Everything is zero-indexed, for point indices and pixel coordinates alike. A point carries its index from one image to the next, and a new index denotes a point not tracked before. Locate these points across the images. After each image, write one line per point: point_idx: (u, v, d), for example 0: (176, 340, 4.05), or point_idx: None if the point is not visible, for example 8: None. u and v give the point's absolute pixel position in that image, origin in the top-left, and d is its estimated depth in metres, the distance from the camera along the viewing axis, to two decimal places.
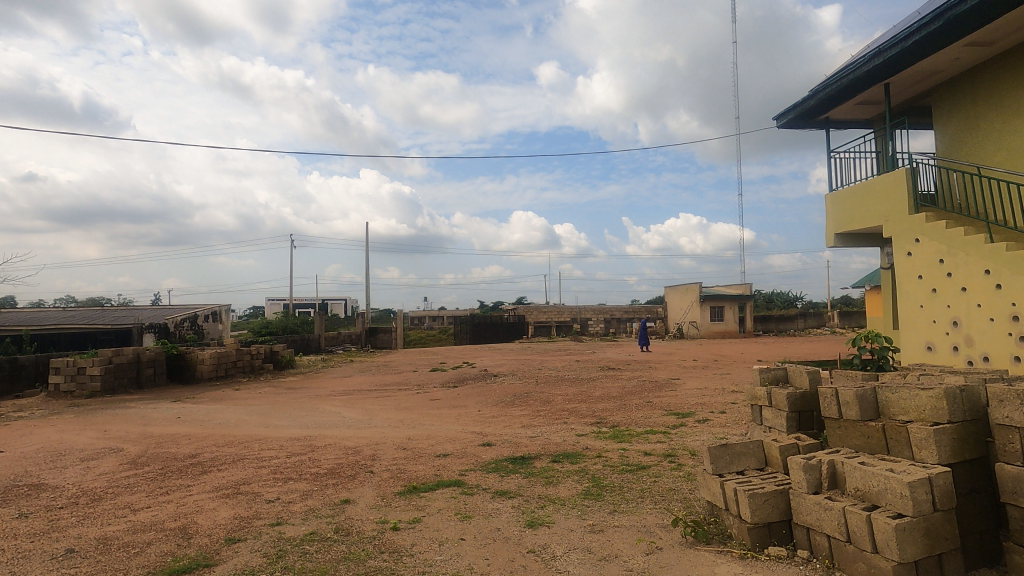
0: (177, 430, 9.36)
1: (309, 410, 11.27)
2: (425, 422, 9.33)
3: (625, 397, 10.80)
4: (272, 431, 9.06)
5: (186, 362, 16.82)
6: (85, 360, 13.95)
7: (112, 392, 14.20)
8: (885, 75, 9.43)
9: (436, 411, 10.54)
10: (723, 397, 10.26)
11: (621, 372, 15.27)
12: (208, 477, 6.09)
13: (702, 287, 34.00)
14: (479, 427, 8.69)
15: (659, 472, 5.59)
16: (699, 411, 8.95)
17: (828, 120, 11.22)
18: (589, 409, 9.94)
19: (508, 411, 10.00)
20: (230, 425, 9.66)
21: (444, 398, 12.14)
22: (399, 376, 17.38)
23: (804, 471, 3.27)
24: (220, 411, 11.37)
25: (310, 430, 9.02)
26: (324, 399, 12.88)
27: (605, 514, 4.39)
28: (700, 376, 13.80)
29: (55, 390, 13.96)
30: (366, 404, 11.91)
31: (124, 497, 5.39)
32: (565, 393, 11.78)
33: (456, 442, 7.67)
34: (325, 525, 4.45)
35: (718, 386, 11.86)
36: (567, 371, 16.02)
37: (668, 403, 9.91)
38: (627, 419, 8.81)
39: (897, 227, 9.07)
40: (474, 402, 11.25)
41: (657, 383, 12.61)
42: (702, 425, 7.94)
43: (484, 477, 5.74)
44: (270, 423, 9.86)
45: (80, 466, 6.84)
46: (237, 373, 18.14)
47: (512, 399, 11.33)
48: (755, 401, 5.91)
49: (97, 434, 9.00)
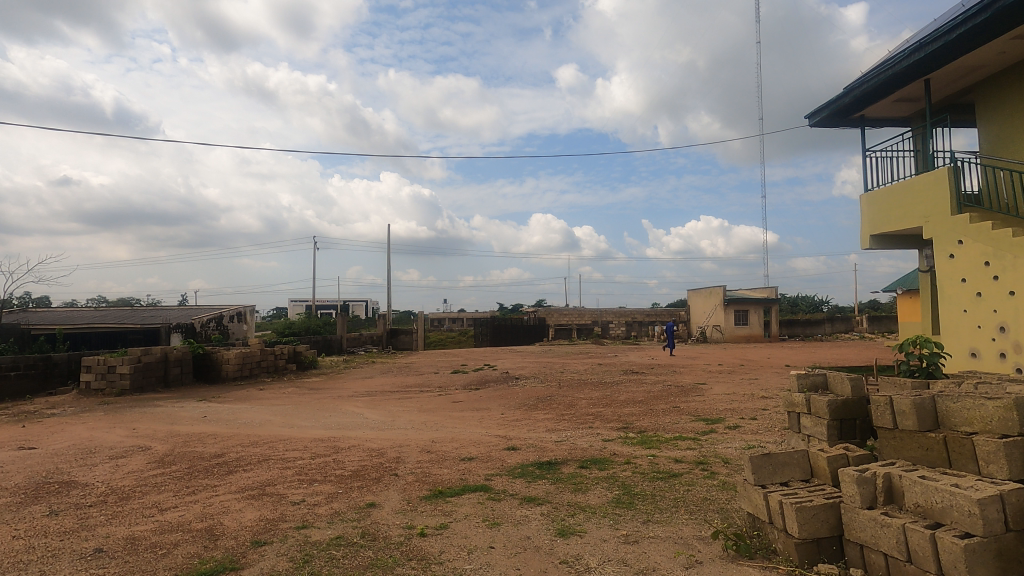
0: (204, 429, 9.43)
1: (332, 411, 11.29)
2: (448, 425, 9.26)
3: (651, 402, 10.57)
4: (297, 432, 9.05)
5: (211, 361, 17.06)
6: (115, 359, 14.23)
7: (140, 390, 14.44)
8: (925, 71, 9.09)
9: (459, 414, 10.46)
10: (753, 402, 9.97)
11: (645, 376, 15.02)
12: (234, 477, 6.08)
13: (726, 290, 33.48)
14: (504, 431, 8.56)
15: (692, 480, 5.40)
16: (729, 417, 8.71)
17: (863, 118, 10.88)
18: (614, 413, 9.76)
19: (532, 415, 9.88)
20: (255, 425, 9.70)
21: (466, 400, 12.07)
22: (420, 377, 17.36)
23: (857, 484, 3.07)
24: (245, 411, 11.46)
25: (333, 431, 9.01)
26: (347, 400, 12.91)
27: (639, 523, 4.23)
28: (727, 381, 13.49)
29: (86, 387, 14.25)
30: (389, 405, 11.91)
31: (151, 496, 5.40)
32: (589, 396, 11.61)
33: (480, 445, 7.58)
34: (351, 529, 4.38)
35: (747, 391, 11.56)
36: (589, 375, 15.81)
37: (696, 408, 9.67)
38: (654, 424, 8.61)
39: (938, 228, 8.71)
40: (497, 404, 11.14)
41: (683, 388, 12.33)
42: (732, 432, 7.70)
43: (510, 482, 5.61)
44: (293, 423, 9.90)
45: (109, 464, 6.90)
46: (261, 373, 18.33)
47: (536, 402, 11.20)
48: (792, 408, 5.70)
49: (125, 433, 9.12)
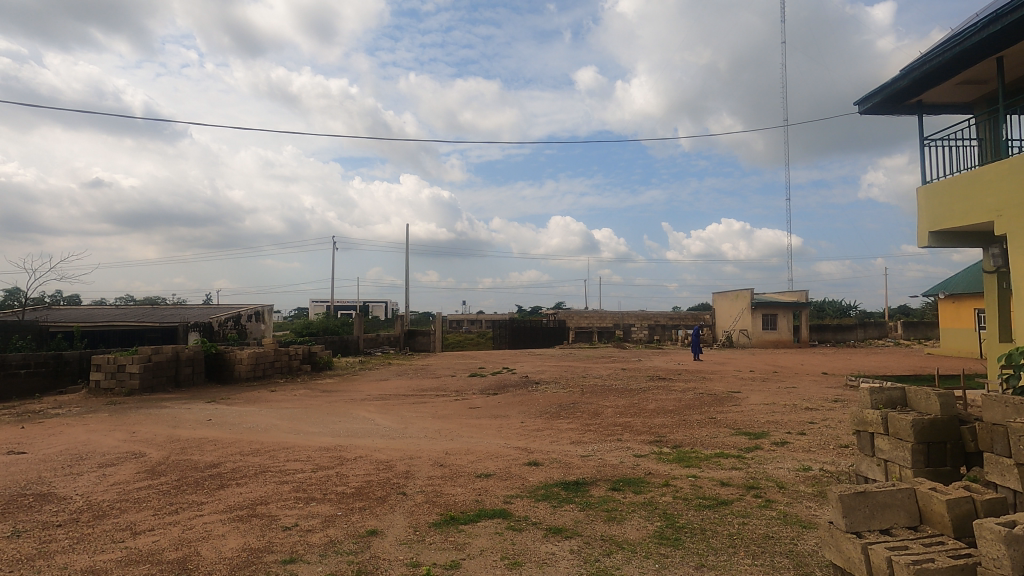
0: (206, 434, 8.88)
1: (342, 415, 10.69)
2: (464, 434, 8.57)
3: (684, 412, 9.74)
4: (303, 439, 8.44)
5: (224, 361, 16.68)
6: (125, 358, 13.88)
7: (150, 390, 14.07)
8: (997, 48, 8.12)
9: (476, 421, 9.77)
10: (798, 415, 9.09)
11: (673, 383, 14.14)
12: (225, 493, 5.47)
13: (754, 294, 32.32)
14: (524, 443, 7.83)
15: (746, 511, 4.62)
16: (774, 432, 7.86)
17: (921, 104, 9.91)
18: (644, 424, 8.97)
19: (554, 424, 9.14)
20: (260, 430, 9.14)
21: (483, 406, 11.40)
22: (437, 380, 16.76)
23: (1005, 544, 2.29)
24: (252, 415, 10.93)
25: (341, 439, 8.40)
26: (359, 404, 12.32)
27: (691, 570, 3.48)
28: (764, 390, 12.55)
29: (96, 387, 13.92)
30: (402, 410, 11.27)
31: (128, 515, 4.81)
32: (615, 405, 10.81)
33: (498, 459, 6.87)
34: (346, 566, 3.70)
35: (788, 401, 10.65)
36: (614, 380, 14.99)
37: (735, 420, 8.82)
38: (690, 438, 7.80)
39: (1013, 223, 7.76)
40: (517, 412, 10.42)
41: (716, 396, 11.47)
42: (781, 449, 6.86)
43: (532, 507, 4.89)
44: (300, 428, 9.31)
45: (96, 474, 6.36)
46: (275, 374, 17.91)
47: (558, 410, 10.44)
48: (862, 427, 4.87)
49: (123, 437, 8.63)
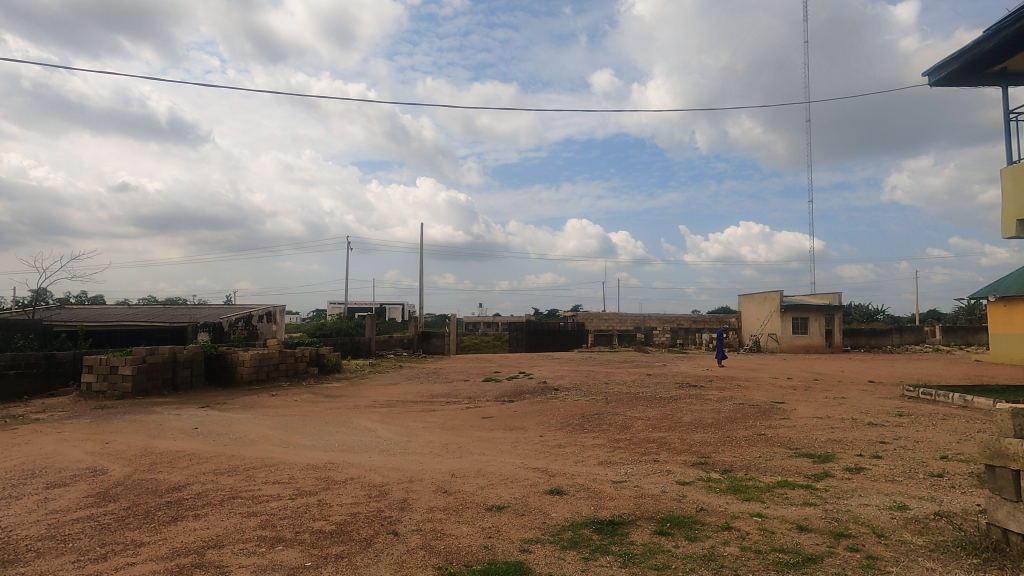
0: (185, 446, 7.89)
1: (342, 425, 9.66)
2: (474, 451, 7.47)
3: (726, 426, 8.52)
4: (291, 454, 7.40)
5: (226, 362, 15.82)
6: (117, 358, 13.04)
7: (144, 393, 13.24)
8: None
9: (489, 434, 8.65)
10: (863, 433, 7.82)
11: (707, 392, 12.88)
12: (176, 528, 4.43)
13: (784, 296, 30.76)
14: (544, 463, 6.70)
15: None
16: (843, 454, 6.61)
17: (1006, 71, 8.53)
18: (683, 441, 7.77)
19: (578, 440, 7.99)
20: (246, 442, 8.14)
21: (498, 415, 10.28)
22: (449, 385, 15.69)
23: None
24: (243, 422, 9.94)
25: (334, 454, 7.34)
26: (362, 411, 11.29)
27: None
28: (811, 400, 11.23)
29: (87, 389, 13.09)
30: (408, 419, 10.20)
31: (44, 562, 3.80)
32: (645, 416, 9.62)
33: (514, 485, 5.74)
34: None
35: (844, 415, 9.37)
36: (640, 387, 13.77)
37: (790, 439, 7.58)
38: (742, 460, 6.60)
39: None
40: (535, 423, 9.27)
41: (759, 408, 10.21)
42: (859, 479, 5.62)
43: (556, 560, 3.76)
44: (291, 440, 8.28)
45: (37, 497, 5.38)
46: (279, 377, 17.04)
47: (582, 422, 9.28)
48: (1000, 463, 3.62)
49: (92, 448, 7.67)
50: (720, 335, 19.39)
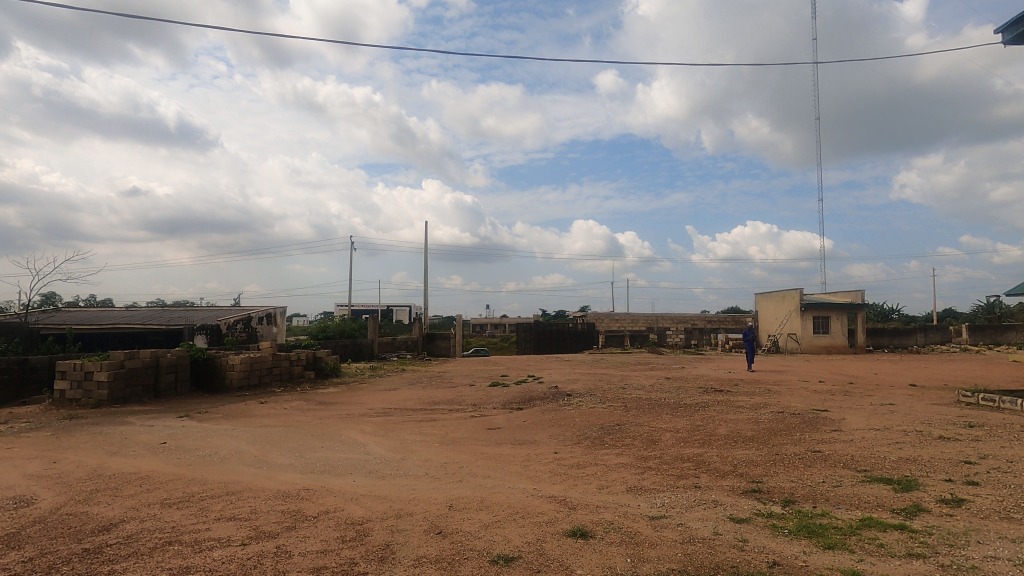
0: (142, 467, 6.80)
1: (329, 438, 8.53)
2: (478, 473, 6.32)
3: (771, 441, 7.31)
4: (261, 477, 6.27)
5: (215, 367, 14.82)
6: (93, 363, 12.04)
7: (122, 401, 12.22)
8: None
9: (495, 450, 7.50)
10: (938, 450, 6.59)
11: (736, 398, 11.64)
12: None
13: (803, 294, 29.38)
14: (561, 491, 5.55)
15: None
16: (927, 480, 5.40)
17: None
18: (724, 460, 6.57)
19: (600, 458, 6.82)
20: (214, 461, 7.03)
21: (506, 427, 9.12)
22: (453, 390, 14.59)
23: None
24: (219, 436, 8.84)
25: (312, 478, 6.21)
26: (356, 421, 10.19)
27: None
28: (857, 408, 9.99)
29: (60, 398, 12.08)
30: (403, 431, 9.05)
31: None
32: (674, 428, 8.43)
33: (526, 525, 4.57)
34: None
35: (904, 426, 8.13)
36: (661, 393, 12.55)
37: (854, 459, 6.36)
38: (804, 487, 5.40)
39: None
40: (548, 437, 8.10)
41: (801, 417, 8.99)
42: (966, 517, 4.41)
43: None
44: (266, 459, 7.17)
45: None
46: (272, 382, 15.98)
47: (602, 435, 8.08)
48: None
49: (33, 469, 6.60)
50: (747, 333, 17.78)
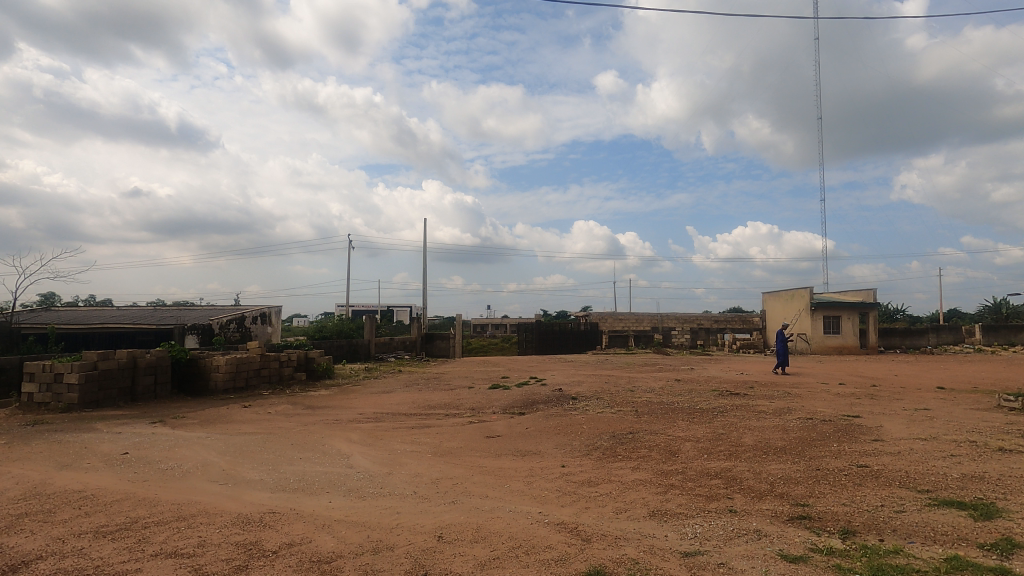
0: (89, 484, 5.92)
1: (309, 449, 7.66)
2: (473, 492, 5.45)
3: (808, 454, 6.43)
4: (221, 497, 5.39)
5: (198, 368, 13.98)
6: (63, 365, 11.20)
7: (94, 405, 11.38)
8: None
9: (493, 463, 6.63)
10: (1005, 465, 5.70)
11: (756, 402, 10.77)
12: None
13: (814, 294, 28.49)
14: (571, 517, 4.68)
15: None
16: (1008, 505, 4.52)
17: None
18: (758, 477, 5.70)
19: (615, 474, 5.94)
20: (174, 477, 6.17)
21: (507, 435, 8.25)
22: (450, 394, 13.72)
23: None
24: (189, 445, 7.98)
25: (281, 499, 5.33)
26: (342, 428, 9.32)
27: None
28: (890, 414, 9.12)
29: (28, 402, 11.23)
30: (392, 441, 8.17)
31: None
32: (694, 437, 7.55)
33: (531, 566, 3.69)
34: None
35: (952, 436, 7.24)
36: (674, 397, 11.68)
37: (910, 476, 5.48)
38: (861, 514, 4.52)
39: None
40: (553, 448, 7.23)
41: (834, 425, 8.11)
42: None
43: None
44: (234, 474, 6.30)
45: None
46: (260, 384, 15.14)
47: (614, 446, 7.21)
48: None
49: None
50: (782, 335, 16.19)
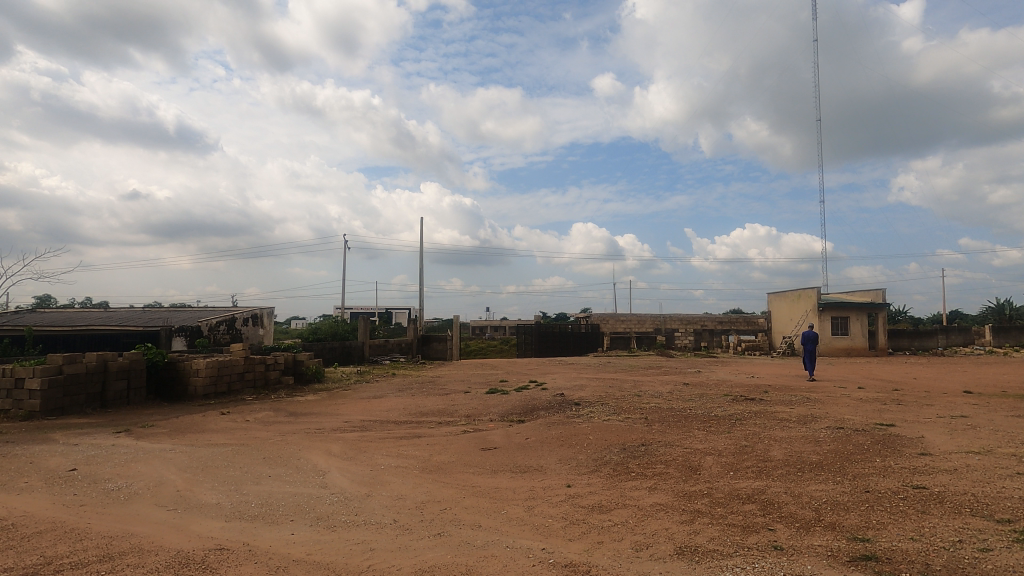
0: (14, 509, 5.06)
1: (282, 464, 6.81)
2: (464, 522, 4.59)
3: (852, 472, 5.57)
4: (164, 528, 4.53)
5: (177, 372, 13.12)
6: (25, 370, 10.33)
7: (59, 412, 10.52)
8: None
9: (488, 482, 5.78)
10: None
11: (774, 408, 9.94)
12: None
13: (821, 293, 27.69)
14: (582, 556, 3.83)
15: None
16: None
17: None
18: (799, 500, 4.85)
19: (631, 497, 5.08)
20: (118, 500, 5.31)
21: (505, 447, 7.40)
22: (444, 398, 12.88)
23: None
24: (149, 459, 7.12)
25: (235, 530, 4.47)
26: (323, 438, 8.47)
27: None
28: (927, 422, 8.29)
29: None
30: (377, 454, 7.32)
31: None
32: (716, 450, 6.70)
33: None
34: None
35: (1008, 449, 6.39)
36: (684, 402, 10.85)
37: (980, 501, 4.62)
38: (941, 553, 3.66)
39: None
40: (557, 464, 6.38)
41: (870, 435, 7.26)
42: None
43: None
44: (188, 497, 5.44)
45: None
46: (244, 389, 14.28)
47: (626, 461, 6.37)
48: None
49: None
50: (810, 334, 15.32)
